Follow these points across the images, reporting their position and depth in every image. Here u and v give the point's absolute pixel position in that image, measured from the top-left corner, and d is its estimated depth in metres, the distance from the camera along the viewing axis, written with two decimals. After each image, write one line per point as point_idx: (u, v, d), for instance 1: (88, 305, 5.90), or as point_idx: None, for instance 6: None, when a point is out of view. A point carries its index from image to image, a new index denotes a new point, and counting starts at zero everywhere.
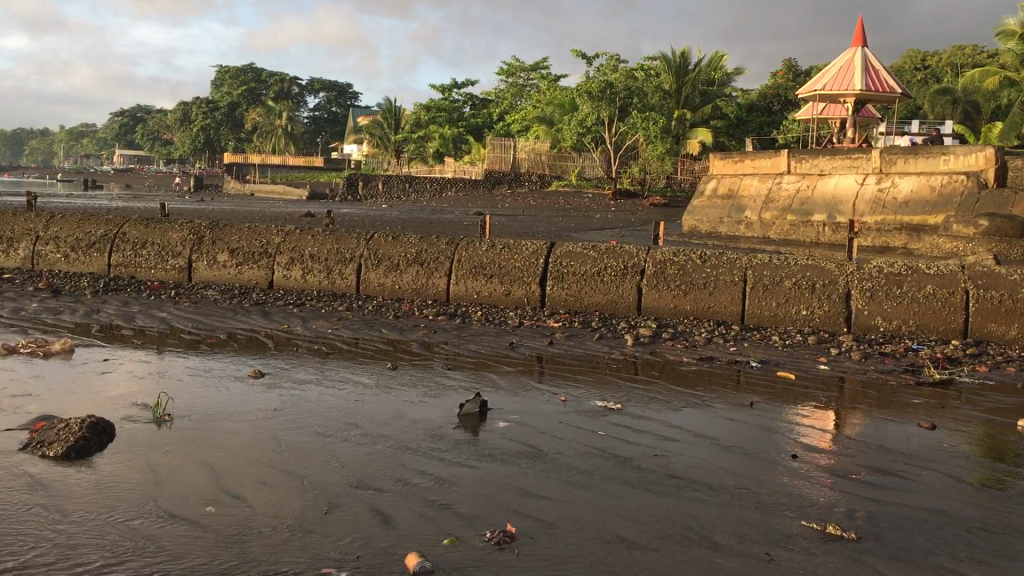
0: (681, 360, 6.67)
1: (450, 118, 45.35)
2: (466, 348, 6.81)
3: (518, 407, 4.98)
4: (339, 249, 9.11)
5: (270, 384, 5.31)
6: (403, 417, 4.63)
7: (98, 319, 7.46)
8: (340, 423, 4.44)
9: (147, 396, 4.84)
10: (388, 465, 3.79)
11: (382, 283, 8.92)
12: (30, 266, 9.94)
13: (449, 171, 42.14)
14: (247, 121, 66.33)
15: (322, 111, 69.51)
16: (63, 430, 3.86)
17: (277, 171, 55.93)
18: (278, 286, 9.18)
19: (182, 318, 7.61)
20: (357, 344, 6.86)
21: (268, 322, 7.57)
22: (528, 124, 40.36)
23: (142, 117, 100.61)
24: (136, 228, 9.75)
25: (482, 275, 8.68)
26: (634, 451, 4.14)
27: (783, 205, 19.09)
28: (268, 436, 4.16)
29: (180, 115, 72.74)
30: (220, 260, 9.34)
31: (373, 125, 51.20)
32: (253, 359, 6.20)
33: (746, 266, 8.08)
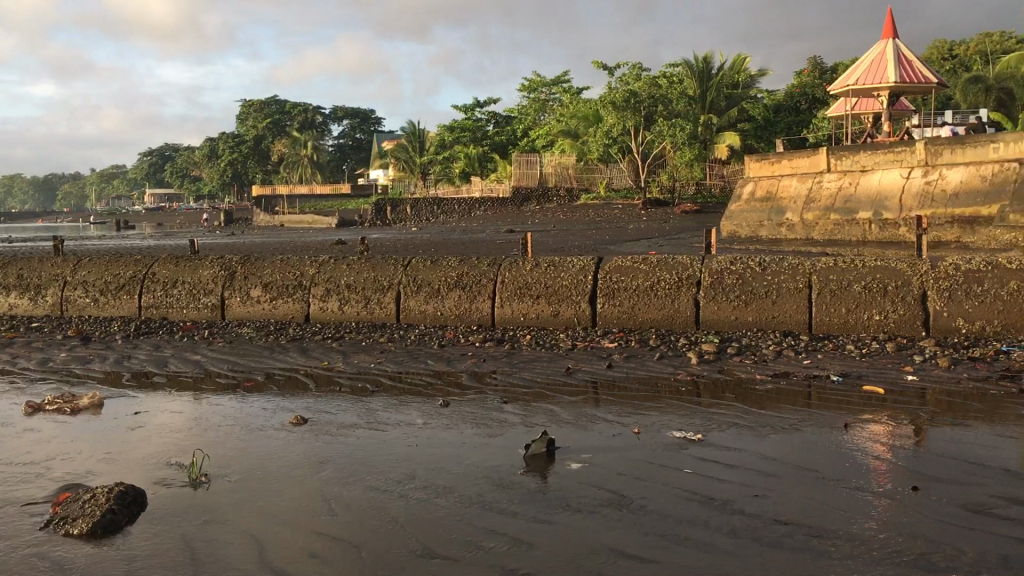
0: (754, 378, 6.13)
1: (474, 137, 45.10)
2: (520, 378, 6.33)
3: (589, 444, 4.49)
4: (377, 277, 8.71)
5: (314, 430, 4.86)
6: (464, 462, 4.16)
7: (129, 366, 7.07)
8: (396, 473, 3.98)
9: (181, 453, 4.42)
10: (454, 525, 3.33)
11: (423, 310, 8.49)
12: (59, 312, 9.61)
13: (476, 190, 41.77)
14: (273, 152, 66.49)
15: (347, 138, 69.66)
16: (89, 503, 3.43)
17: (306, 201, 55.92)
18: (315, 319, 8.77)
19: (216, 360, 7.20)
20: (402, 379, 6.40)
21: (307, 359, 7.15)
22: (553, 139, 39.96)
23: (170, 155, 101.45)
24: (165, 267, 9.41)
25: (528, 295, 8.22)
26: (731, 492, 3.64)
27: (826, 204, 18.45)
28: (319, 494, 3.72)
29: (206, 151, 73.24)
30: (254, 296, 8.95)
31: (398, 149, 51.17)
32: (295, 401, 5.76)
33: (810, 270, 7.56)
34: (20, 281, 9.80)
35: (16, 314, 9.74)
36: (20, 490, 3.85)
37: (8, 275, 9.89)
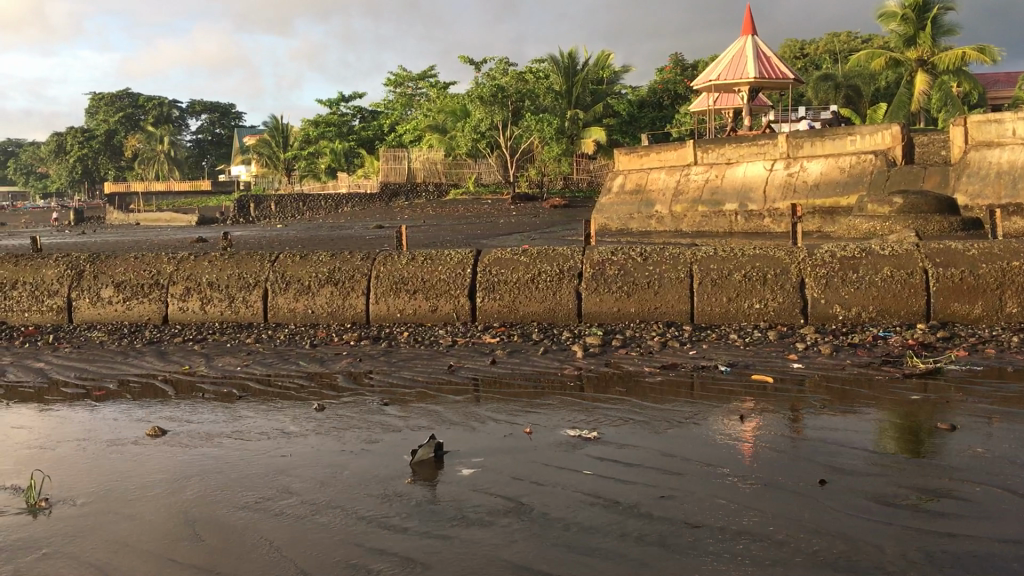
0: (642, 371, 5.97)
1: (340, 132, 44.05)
2: (399, 377, 5.96)
3: (479, 446, 4.17)
4: (242, 274, 8.15)
5: (174, 442, 4.35)
6: (345, 472, 3.77)
7: None
8: (271, 488, 3.56)
9: (16, 474, 3.85)
10: (337, 547, 2.95)
11: (293, 308, 7.99)
12: None
13: (342, 186, 40.81)
14: (126, 147, 63.19)
15: (205, 133, 67.02)
16: None
17: (163, 198, 53.48)
18: (174, 320, 8.13)
19: (62, 367, 6.52)
20: (271, 383, 5.92)
21: (167, 364, 6.56)
22: (420, 134, 39.42)
23: (12, 151, 95.13)
24: (3, 267, 8.53)
25: (405, 291, 7.84)
26: (636, 494, 3.40)
27: (693, 196, 18.74)
28: (181, 516, 3.26)
29: (52, 146, 69.02)
30: (105, 296, 8.24)
31: (260, 144, 49.50)
32: (152, 410, 5.21)
33: (691, 260, 7.49)
34: None
35: None
36: None
37: None
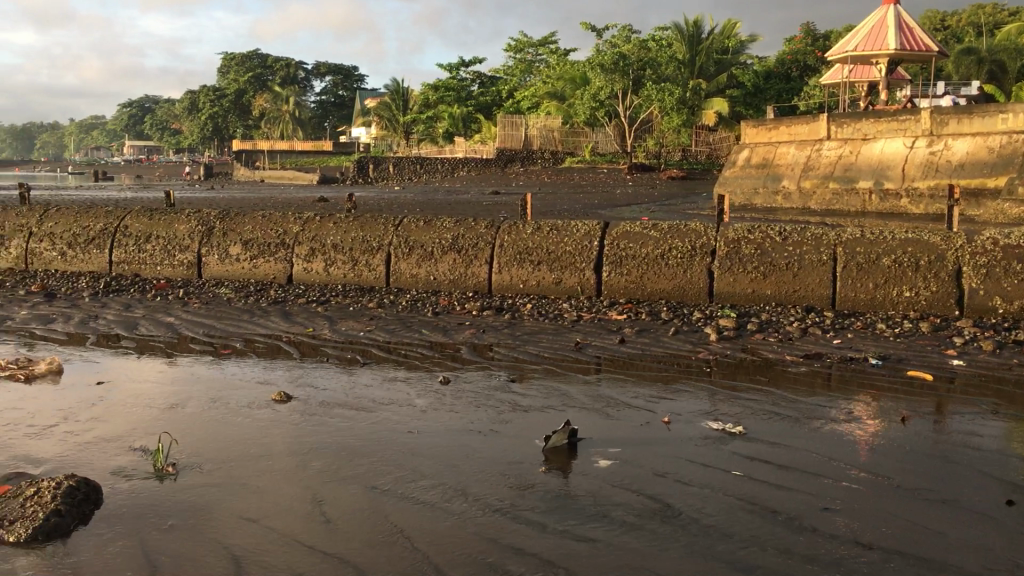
0: (783, 359, 5.59)
1: (459, 97, 44.14)
2: (525, 352, 5.75)
3: (615, 436, 3.91)
4: (366, 237, 8.07)
5: (301, 410, 4.24)
6: (476, 455, 3.58)
7: (94, 327, 6.37)
8: (400, 468, 3.39)
9: (144, 435, 3.79)
10: (474, 542, 2.76)
11: (415, 274, 7.90)
12: (23, 266, 8.82)
13: (459, 150, 40.91)
14: (252, 106, 64.92)
15: (328, 94, 68.27)
16: (30, 501, 2.81)
17: (286, 156, 54.77)
18: (298, 281, 8.15)
19: (191, 323, 6.56)
20: (395, 351, 5.79)
21: (291, 325, 6.52)
22: (538, 100, 39.05)
23: (147, 107, 98.99)
24: (138, 220, 8.67)
25: (529, 262, 7.62)
26: (795, 504, 3.09)
27: (825, 172, 17.86)
28: (311, 494, 3.12)
29: (185, 103, 71.57)
30: (232, 254, 8.30)
31: (380, 107, 50.05)
32: (278, 373, 5.14)
33: (835, 241, 7.00)
34: None
35: None
36: None
37: None
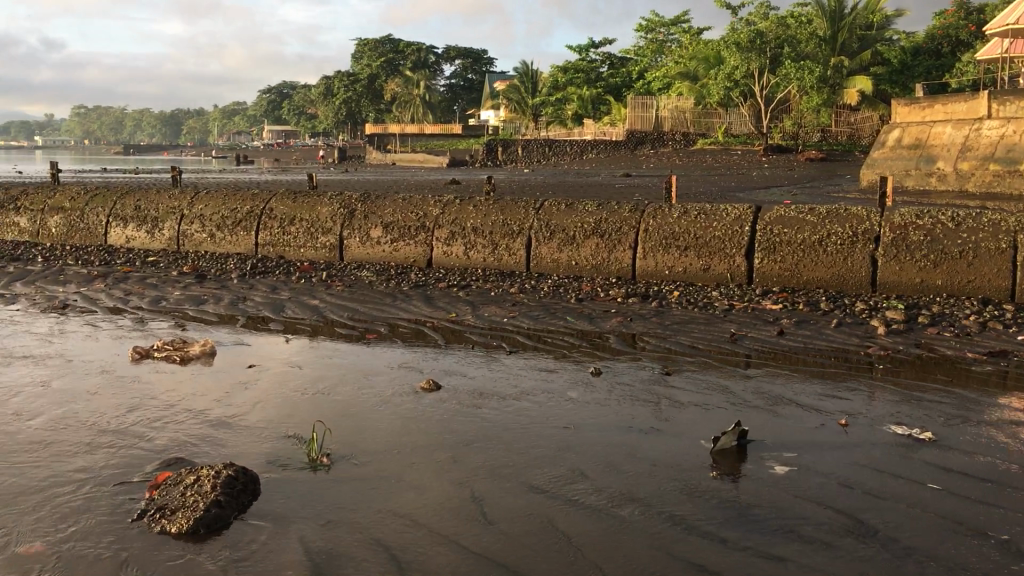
0: (963, 357, 5.12)
1: (589, 78, 43.63)
2: (677, 342, 5.47)
3: (787, 438, 3.61)
4: (506, 221, 7.93)
5: (452, 400, 4.10)
6: (638, 455, 3.35)
7: (243, 309, 6.45)
8: (560, 468, 3.20)
9: (297, 421, 3.73)
10: (648, 556, 2.54)
11: (556, 259, 7.70)
12: (175, 247, 9.07)
13: (588, 133, 40.46)
14: (385, 91, 66.11)
15: (459, 78, 68.84)
16: (190, 489, 2.75)
17: (417, 139, 55.54)
18: (438, 265, 8.09)
19: (335, 306, 6.56)
20: (541, 339, 5.61)
21: (433, 310, 6.43)
22: (670, 80, 38.14)
23: (286, 93, 102.28)
24: (283, 203, 8.79)
25: (676, 248, 7.32)
26: (1009, 526, 2.73)
27: (985, 153, 16.66)
28: (469, 492, 2.97)
29: (321, 89, 73.55)
30: (373, 237, 8.31)
31: (510, 89, 50.03)
32: (425, 359, 5.04)
33: (1016, 228, 6.40)
34: (137, 212, 9.28)
35: (133, 248, 9.25)
36: (125, 463, 3.22)
37: (126, 206, 9.36)
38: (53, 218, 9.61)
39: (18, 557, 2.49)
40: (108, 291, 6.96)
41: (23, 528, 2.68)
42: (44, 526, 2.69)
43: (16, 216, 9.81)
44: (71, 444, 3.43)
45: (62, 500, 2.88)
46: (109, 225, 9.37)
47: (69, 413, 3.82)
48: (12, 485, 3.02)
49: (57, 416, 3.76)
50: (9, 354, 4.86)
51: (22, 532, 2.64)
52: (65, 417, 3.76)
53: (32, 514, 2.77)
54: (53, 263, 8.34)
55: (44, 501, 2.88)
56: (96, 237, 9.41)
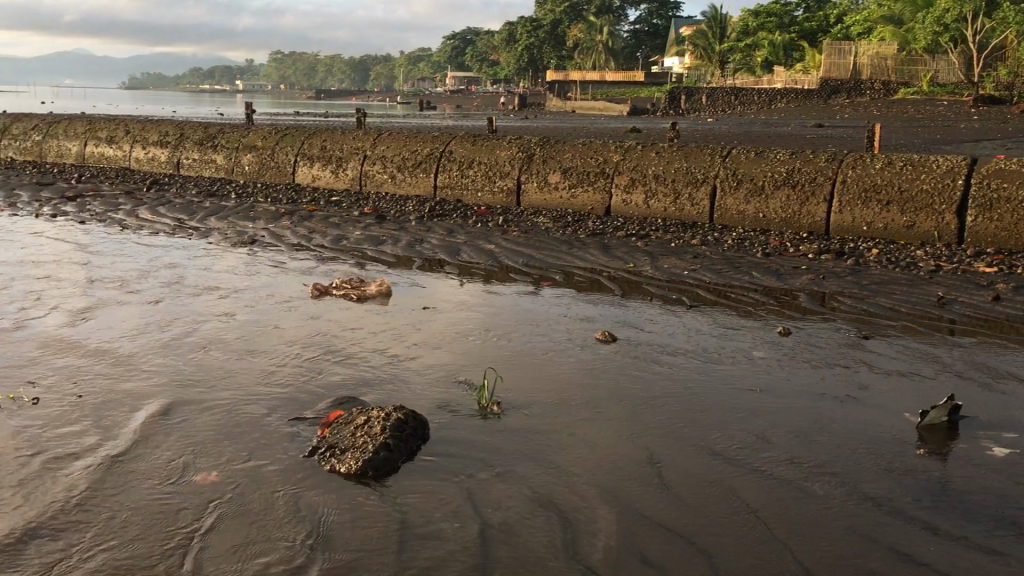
0: None
1: (781, 23, 41.48)
2: (876, 304, 5.03)
3: (1008, 419, 3.19)
4: (690, 168, 7.58)
5: (628, 354, 3.91)
6: (831, 425, 3.06)
7: (420, 251, 6.47)
8: (746, 434, 2.95)
9: (469, 367, 3.66)
10: (846, 538, 2.28)
11: (742, 210, 7.30)
12: (358, 187, 9.27)
13: (778, 81, 38.44)
14: (569, 38, 65.46)
15: (644, 23, 67.21)
16: (360, 428, 2.70)
17: (599, 87, 54.66)
18: (616, 213, 7.87)
19: (510, 251, 6.47)
20: (724, 294, 5.30)
21: (611, 259, 6.23)
22: (871, 25, 35.62)
23: (471, 39, 103.23)
24: (462, 146, 8.77)
25: (876, 201, 6.76)
26: None
27: None
28: (643, 452, 2.79)
29: (504, 35, 73.68)
30: (551, 182, 8.16)
31: (696, 35, 48.31)
32: (600, 309, 4.86)
33: None
34: (323, 152, 9.53)
35: (318, 187, 9.52)
36: (300, 399, 3.23)
37: (312, 145, 9.64)
38: (248, 156, 10.03)
39: (193, 487, 2.52)
40: (293, 228, 7.17)
41: (202, 457, 2.72)
42: (221, 457, 2.71)
43: (214, 153, 10.28)
44: (252, 376, 3.48)
45: (239, 431, 2.92)
46: (295, 164, 9.70)
47: (252, 346, 3.89)
48: (196, 413, 3.09)
49: (239, 348, 3.85)
50: (199, 286, 5.05)
51: (199, 461, 2.68)
52: (248, 350, 3.83)
53: (211, 445, 2.81)
54: (245, 199, 8.69)
55: (222, 432, 2.92)
56: (285, 175, 9.75)
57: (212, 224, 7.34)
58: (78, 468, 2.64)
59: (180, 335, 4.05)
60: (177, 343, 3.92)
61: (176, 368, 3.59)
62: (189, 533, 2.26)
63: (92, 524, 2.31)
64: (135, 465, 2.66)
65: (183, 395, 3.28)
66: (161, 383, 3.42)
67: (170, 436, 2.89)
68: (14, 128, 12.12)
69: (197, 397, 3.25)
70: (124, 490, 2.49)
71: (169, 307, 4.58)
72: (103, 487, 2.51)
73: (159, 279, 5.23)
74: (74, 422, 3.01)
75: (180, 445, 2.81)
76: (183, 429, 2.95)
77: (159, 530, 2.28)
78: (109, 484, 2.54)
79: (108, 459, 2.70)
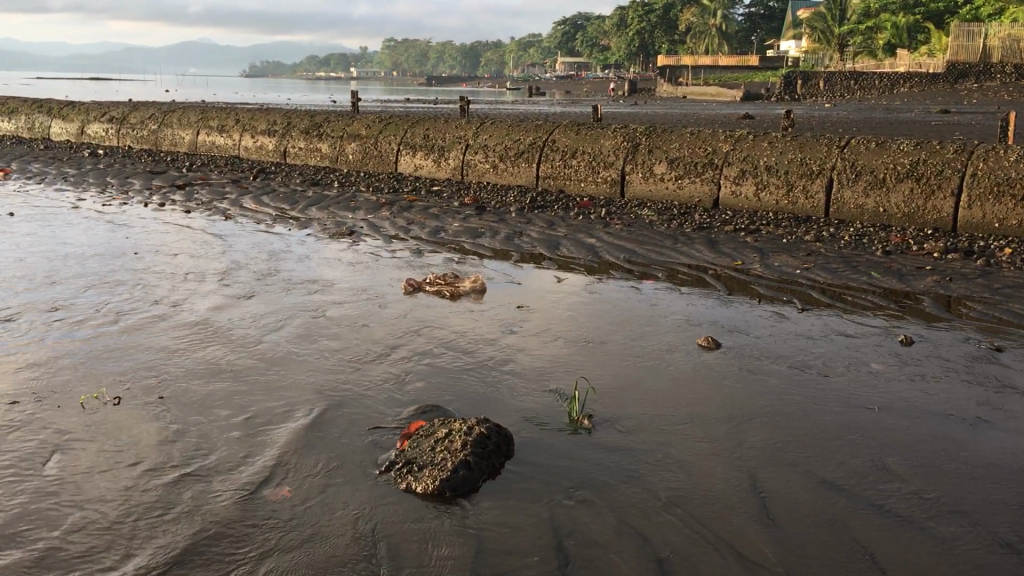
0: None
1: (906, 4, 39.56)
2: (1011, 311, 4.60)
3: None
4: (805, 159, 7.17)
5: (732, 363, 3.65)
6: (961, 453, 2.75)
7: (518, 244, 6.31)
8: (861, 460, 2.68)
9: (560, 374, 3.46)
10: None
11: (861, 204, 6.87)
12: (460, 176, 9.17)
13: (901, 65, 36.66)
14: (681, 22, 64.17)
15: (759, 7, 65.28)
16: (439, 444, 2.55)
17: (711, 72, 53.35)
18: (725, 206, 7.53)
19: (612, 246, 6.24)
20: (839, 296, 4.95)
21: (717, 255, 5.94)
22: (1005, 5, 33.54)
23: (581, 25, 102.37)
24: (566, 135, 8.55)
25: (1011, 196, 6.23)
26: None
27: None
28: (745, 479, 2.55)
29: (615, 20, 72.73)
30: (657, 172, 7.87)
31: (814, 18, 46.57)
32: (704, 311, 4.59)
33: None
34: (426, 141, 9.46)
35: (421, 176, 9.47)
36: (383, 405, 3.10)
37: (415, 134, 9.58)
38: (352, 144, 10.06)
39: (266, 502, 2.41)
40: (392, 219, 7.11)
41: (277, 468, 2.60)
42: (297, 468, 2.60)
43: (319, 142, 10.36)
44: (338, 379, 3.38)
45: (317, 439, 2.81)
46: (398, 153, 9.67)
47: (340, 346, 3.80)
48: (275, 417, 3.00)
49: (327, 348, 3.76)
50: (294, 280, 5.01)
51: (274, 472, 2.57)
52: (336, 349, 3.74)
53: (289, 454, 2.70)
54: (348, 189, 8.70)
55: (300, 439, 2.80)
56: (389, 164, 9.74)
57: (313, 214, 7.35)
58: (152, 476, 2.57)
59: (270, 331, 4.00)
60: (267, 341, 3.85)
61: (263, 366, 3.52)
62: (255, 553, 2.16)
63: (163, 537, 2.23)
64: (209, 473, 2.57)
65: (268, 396, 3.20)
66: (247, 381, 3.35)
67: (250, 441, 2.79)
68: (133, 117, 12.52)
69: (281, 400, 3.16)
70: (199, 502, 2.40)
71: (263, 301, 4.54)
72: (175, 500, 2.42)
73: (256, 271, 5.22)
74: (155, 422, 2.96)
75: (257, 453, 2.70)
76: (262, 434, 2.85)
77: (224, 550, 2.17)
78: (180, 496, 2.44)
79: (184, 466, 2.62)
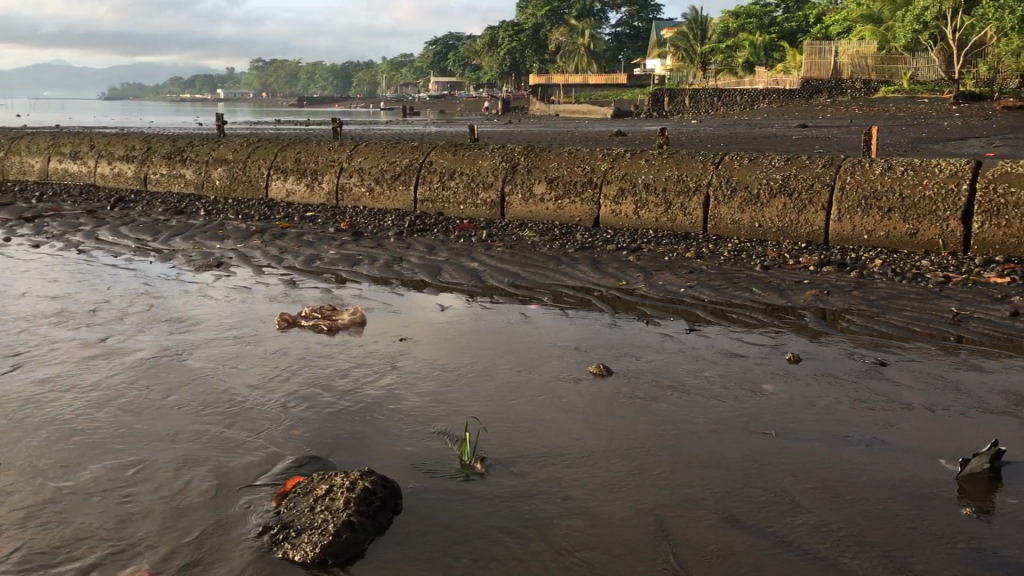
0: None
1: (762, 24, 41.14)
2: (888, 323, 4.67)
3: None
4: (682, 176, 7.22)
5: (625, 391, 3.52)
6: (862, 478, 2.69)
7: (397, 271, 6.08)
8: (766, 493, 2.59)
9: (446, 412, 3.27)
10: None
11: (737, 219, 6.95)
12: (334, 201, 8.87)
13: (760, 81, 38.02)
14: (551, 42, 65.04)
15: (625, 27, 66.86)
16: (320, 504, 2.31)
17: (581, 91, 54.20)
18: (605, 225, 7.50)
19: (493, 269, 6.09)
20: (724, 313, 4.94)
21: (601, 276, 5.86)
22: (852, 24, 35.21)
23: (452, 44, 102.66)
24: (444, 156, 8.38)
25: (877, 209, 6.42)
26: None
27: None
28: (650, 521, 2.42)
29: (486, 40, 73.23)
30: (536, 193, 7.79)
31: (677, 37, 47.89)
32: (591, 334, 4.48)
33: None
34: (298, 165, 9.12)
35: (293, 201, 9.12)
36: (256, 459, 2.83)
37: (286, 159, 9.23)
38: (219, 170, 9.62)
39: None
40: (263, 248, 6.77)
41: (133, 544, 2.31)
42: (159, 542, 2.32)
43: (184, 168, 9.86)
44: (207, 430, 3.09)
45: (182, 504, 2.52)
46: (269, 178, 9.29)
47: (207, 392, 3.50)
48: (135, 480, 2.69)
49: (194, 395, 3.45)
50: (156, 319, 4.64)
51: (128, 549, 2.28)
52: (200, 396, 3.44)
53: (148, 526, 2.40)
54: (215, 217, 8.28)
55: (158, 507, 2.52)
56: (259, 190, 9.35)
57: (177, 245, 6.93)
58: None
59: (129, 379, 3.65)
60: (124, 391, 3.51)
61: (120, 420, 3.19)
62: None
63: None
64: (48, 556, 2.25)
65: (124, 456, 2.88)
66: (102, 439, 3.02)
67: (101, 512, 2.48)
68: None
69: (140, 459, 2.85)
70: None
71: (118, 344, 4.17)
72: None
73: (115, 310, 4.83)
74: None
75: (107, 527, 2.40)
76: (116, 502, 2.54)
77: None
78: None
79: (22, 548, 2.29)
